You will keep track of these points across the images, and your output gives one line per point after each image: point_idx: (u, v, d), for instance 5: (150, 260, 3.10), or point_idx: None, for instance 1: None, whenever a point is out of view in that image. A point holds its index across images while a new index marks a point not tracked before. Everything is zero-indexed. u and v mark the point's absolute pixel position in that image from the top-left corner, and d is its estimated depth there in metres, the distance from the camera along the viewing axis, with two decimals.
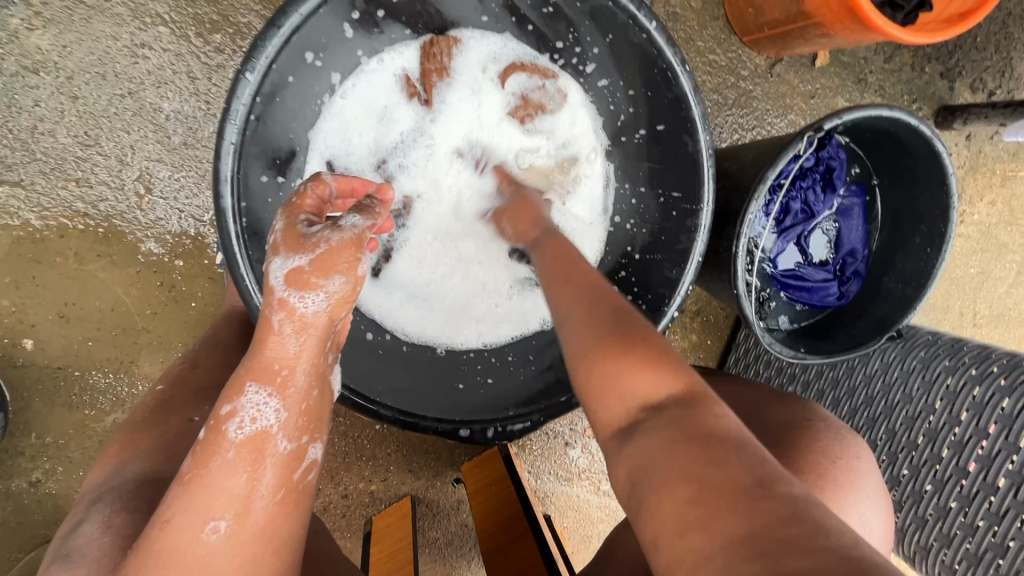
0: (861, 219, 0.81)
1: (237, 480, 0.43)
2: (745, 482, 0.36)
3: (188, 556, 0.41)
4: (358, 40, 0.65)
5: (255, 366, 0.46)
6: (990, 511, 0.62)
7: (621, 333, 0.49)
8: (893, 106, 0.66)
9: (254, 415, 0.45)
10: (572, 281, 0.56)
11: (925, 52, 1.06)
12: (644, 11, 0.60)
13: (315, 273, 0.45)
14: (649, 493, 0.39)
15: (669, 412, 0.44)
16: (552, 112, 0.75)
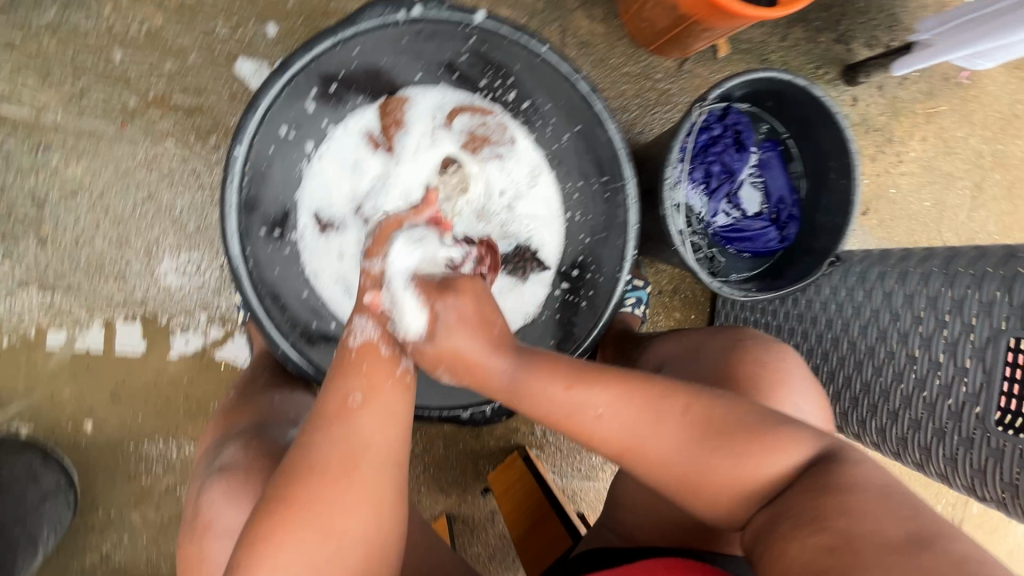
0: (781, 169, 0.91)
1: (368, 356, 0.57)
2: (891, 540, 0.45)
3: (343, 417, 0.53)
4: (321, 112, 0.80)
5: (360, 304, 0.61)
6: (941, 385, 0.66)
7: (705, 431, 0.55)
8: (764, 68, 0.78)
9: (362, 331, 0.59)
10: (623, 404, 0.57)
11: (816, 25, 1.20)
12: (534, 38, 0.74)
13: (377, 246, 0.63)
14: (782, 540, 0.49)
15: (790, 487, 0.52)
16: (496, 141, 0.90)
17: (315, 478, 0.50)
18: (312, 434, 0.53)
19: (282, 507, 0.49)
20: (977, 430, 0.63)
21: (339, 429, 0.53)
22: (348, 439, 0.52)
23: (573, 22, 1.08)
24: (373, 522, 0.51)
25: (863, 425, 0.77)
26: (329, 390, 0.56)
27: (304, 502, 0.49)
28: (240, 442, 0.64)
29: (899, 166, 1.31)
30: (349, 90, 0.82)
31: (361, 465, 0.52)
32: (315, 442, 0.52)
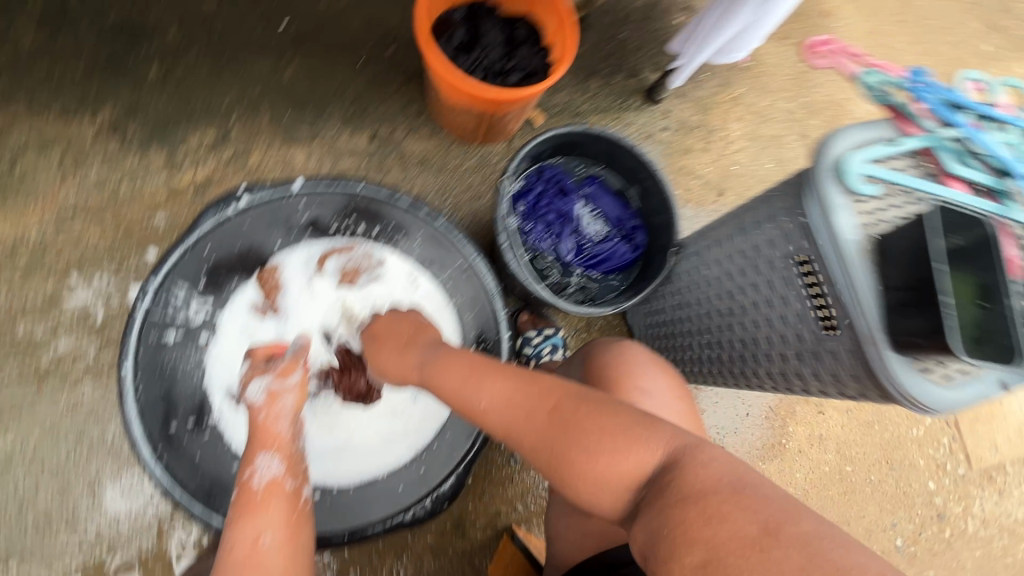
0: (611, 193, 1.05)
1: (266, 488, 0.70)
2: (749, 534, 0.52)
3: (251, 559, 0.62)
4: (203, 305, 0.93)
5: (262, 446, 0.73)
6: (779, 319, 0.75)
7: (579, 418, 0.66)
8: (545, 131, 0.93)
9: (265, 473, 0.71)
10: (514, 401, 0.70)
11: (607, 72, 1.43)
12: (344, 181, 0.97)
13: (282, 375, 0.80)
14: (667, 553, 0.56)
15: (651, 482, 0.61)
16: (368, 268, 1.02)
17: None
18: None
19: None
20: (814, 346, 0.70)
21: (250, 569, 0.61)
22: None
23: (407, 146, 1.25)
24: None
25: (757, 377, 0.85)
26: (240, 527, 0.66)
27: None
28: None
29: (732, 145, 1.50)
30: (222, 278, 0.95)
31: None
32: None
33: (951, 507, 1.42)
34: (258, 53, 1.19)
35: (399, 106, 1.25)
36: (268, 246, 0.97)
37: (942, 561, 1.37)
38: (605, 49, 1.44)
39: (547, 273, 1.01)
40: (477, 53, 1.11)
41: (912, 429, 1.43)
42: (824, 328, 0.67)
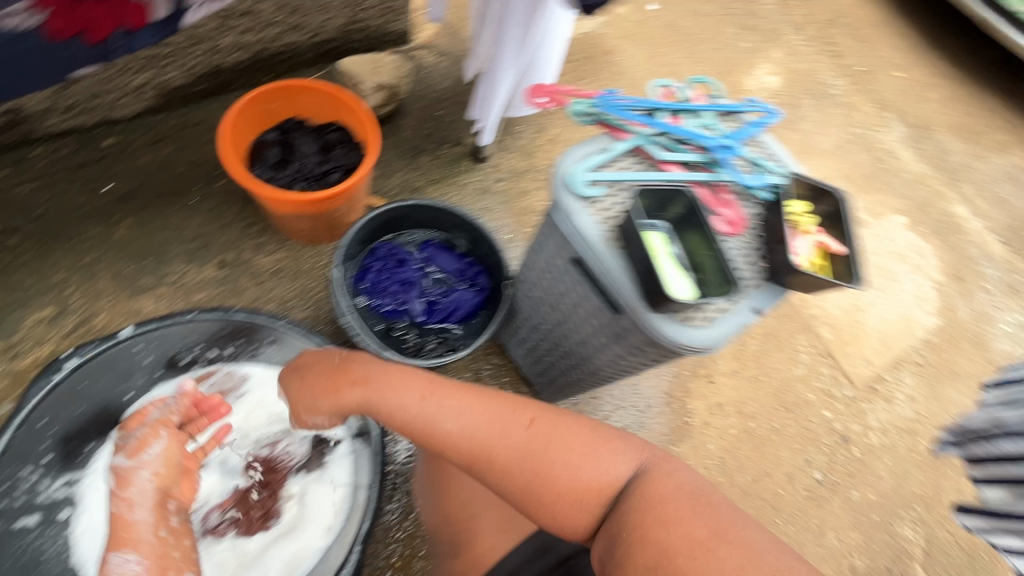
0: (447, 249, 1.14)
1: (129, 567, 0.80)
2: (700, 535, 0.67)
3: None
4: (63, 475, 1.01)
5: (115, 546, 0.83)
6: (587, 314, 0.86)
7: (558, 440, 0.76)
8: (361, 216, 1.02)
9: (121, 558, 0.81)
10: (495, 430, 0.78)
11: (434, 147, 1.59)
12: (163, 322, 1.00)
13: (134, 453, 0.91)
14: (625, 552, 0.69)
15: (619, 494, 0.74)
16: (231, 387, 1.05)
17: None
18: None
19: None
20: (618, 327, 0.81)
21: None
22: None
23: (257, 262, 1.30)
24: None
25: (604, 369, 0.95)
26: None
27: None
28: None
29: None
30: (75, 445, 1.02)
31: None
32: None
33: (851, 428, 1.55)
34: (87, 224, 1.25)
35: (240, 229, 1.31)
36: (114, 400, 1.04)
37: (860, 479, 1.49)
38: (425, 130, 1.60)
39: (405, 338, 1.07)
40: (294, 167, 1.22)
41: (795, 370, 1.58)
42: (612, 311, 0.80)
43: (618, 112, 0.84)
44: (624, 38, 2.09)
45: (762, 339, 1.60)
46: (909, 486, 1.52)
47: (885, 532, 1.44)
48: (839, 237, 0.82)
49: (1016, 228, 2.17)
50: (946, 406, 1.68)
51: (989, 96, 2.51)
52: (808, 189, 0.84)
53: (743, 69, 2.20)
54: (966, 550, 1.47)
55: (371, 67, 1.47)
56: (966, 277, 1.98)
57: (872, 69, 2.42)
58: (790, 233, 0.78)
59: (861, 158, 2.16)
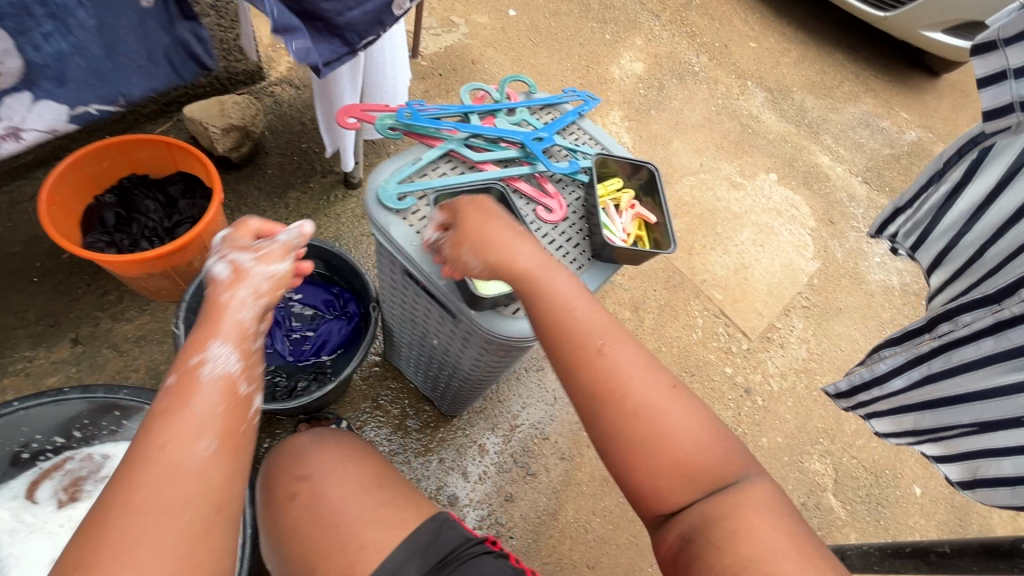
0: (308, 283, 1.11)
1: (204, 386, 0.60)
2: (797, 534, 0.59)
3: (186, 467, 0.54)
4: None
5: (213, 332, 0.65)
6: (437, 323, 0.86)
7: (693, 414, 0.65)
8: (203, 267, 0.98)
9: (218, 359, 0.63)
10: (641, 368, 0.65)
11: (302, 180, 1.56)
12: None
13: (260, 258, 0.75)
14: (722, 532, 0.59)
15: (730, 489, 0.63)
16: (92, 472, 0.96)
17: (118, 545, 0.50)
18: (141, 478, 0.53)
19: (79, 563, 0.49)
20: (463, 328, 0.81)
21: (184, 485, 0.53)
22: (187, 484, 0.54)
23: (116, 332, 1.21)
24: (177, 555, 0.51)
25: (475, 374, 0.94)
26: (152, 422, 0.57)
27: (111, 540, 0.50)
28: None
29: None
30: None
31: (203, 518, 0.54)
32: (122, 496, 0.52)
33: (752, 379, 1.64)
34: None
35: (95, 299, 1.23)
36: None
37: (767, 426, 1.57)
38: (291, 164, 1.57)
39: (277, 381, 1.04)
40: (136, 227, 1.16)
41: (692, 336, 1.66)
42: (450, 317, 0.81)
43: (425, 121, 0.84)
44: (487, 47, 2.13)
45: (657, 312, 1.67)
46: (812, 422, 1.62)
47: (796, 470, 1.53)
48: (653, 205, 0.88)
49: (874, 167, 2.38)
50: (835, 341, 1.81)
51: (834, 53, 2.75)
52: (621, 167, 0.88)
53: (608, 59, 2.30)
54: (870, 470, 1.58)
55: (216, 111, 1.43)
56: (837, 220, 2.14)
57: (727, 43, 2.59)
58: (625, 211, 0.86)
59: (729, 126, 2.30)
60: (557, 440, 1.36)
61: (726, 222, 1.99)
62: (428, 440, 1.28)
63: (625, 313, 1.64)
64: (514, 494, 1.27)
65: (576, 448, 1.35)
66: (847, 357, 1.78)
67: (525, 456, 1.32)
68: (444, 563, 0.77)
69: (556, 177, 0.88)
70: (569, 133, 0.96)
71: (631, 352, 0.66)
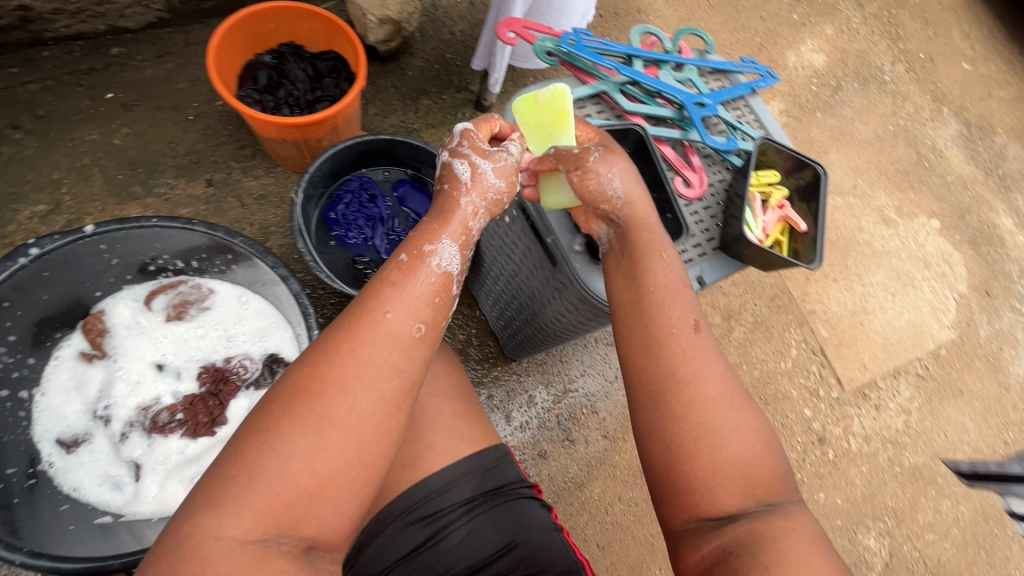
0: (417, 190, 1.13)
1: (423, 275, 0.65)
2: (828, 562, 0.57)
3: (402, 347, 0.61)
4: (34, 349, 0.95)
5: (441, 223, 0.68)
6: (533, 265, 0.87)
7: (759, 425, 0.64)
8: (333, 144, 1.00)
9: (443, 254, 0.66)
10: (717, 363, 0.65)
11: (436, 91, 1.55)
12: (141, 217, 0.94)
13: (487, 155, 0.71)
14: (755, 539, 0.58)
15: (780, 508, 0.61)
16: (197, 299, 1.06)
17: (327, 388, 0.57)
18: (363, 349, 0.59)
19: (292, 391, 0.57)
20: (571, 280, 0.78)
21: (383, 361, 0.59)
22: (385, 365, 0.59)
23: (243, 186, 1.31)
24: (362, 412, 0.57)
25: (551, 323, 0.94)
26: (376, 291, 0.63)
27: (324, 376, 0.57)
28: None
29: None
30: (55, 323, 0.98)
31: (400, 393, 0.60)
32: (338, 347, 0.59)
33: (830, 430, 1.49)
34: (85, 126, 1.28)
35: (232, 150, 1.33)
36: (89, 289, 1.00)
37: (829, 482, 1.44)
38: (431, 72, 1.57)
39: (367, 272, 1.08)
40: (282, 92, 1.23)
41: (780, 364, 1.52)
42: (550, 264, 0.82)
43: (587, 53, 0.78)
44: None
45: (750, 328, 1.54)
46: (881, 497, 1.46)
47: (845, 539, 1.40)
48: (805, 212, 0.77)
49: None
50: (941, 424, 1.59)
51: None
52: (783, 159, 0.77)
53: (787, 44, 2.04)
54: (930, 569, 1.42)
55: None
56: (995, 293, 1.83)
57: (933, 57, 2.20)
58: (766, 211, 0.76)
59: (902, 152, 1.99)
60: (604, 417, 1.32)
61: (860, 257, 1.76)
62: (484, 373, 1.30)
63: (715, 318, 1.52)
64: (548, 453, 1.27)
65: (622, 432, 1.31)
66: (948, 445, 1.57)
67: (569, 422, 1.30)
68: (496, 492, 0.75)
69: (705, 151, 0.80)
70: (734, 107, 0.86)
71: (700, 341, 0.65)
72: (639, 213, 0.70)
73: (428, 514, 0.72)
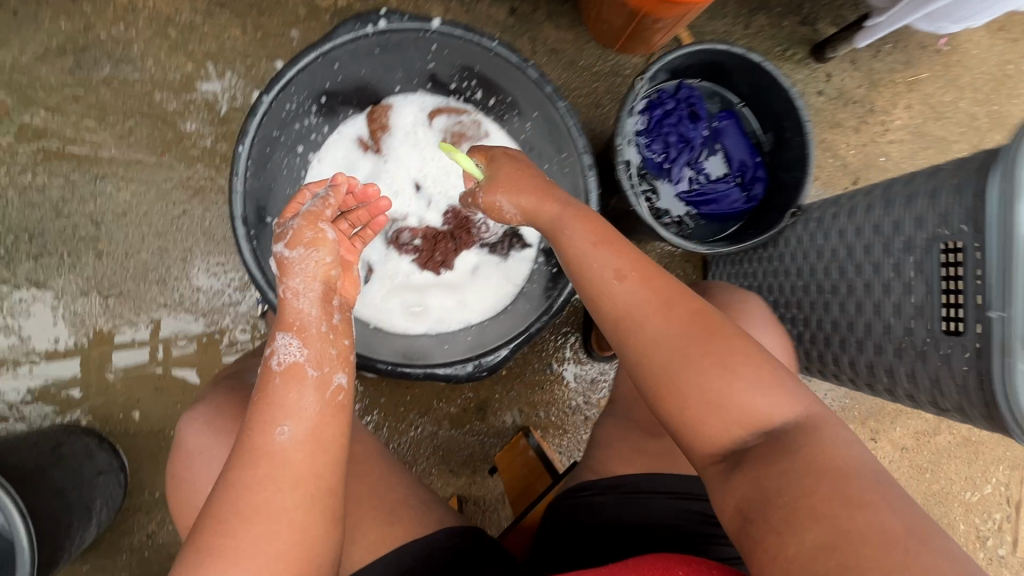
0: (738, 130, 0.97)
1: (268, 377, 0.62)
2: (853, 493, 0.49)
3: (271, 454, 0.57)
4: (330, 114, 0.93)
5: (282, 324, 0.66)
6: (903, 317, 0.72)
7: (750, 351, 0.60)
8: (701, 43, 0.84)
9: (285, 350, 0.63)
10: (663, 304, 0.63)
11: (778, 11, 1.26)
12: (486, 37, 0.88)
13: (293, 243, 0.67)
14: (771, 491, 0.53)
15: (794, 442, 0.55)
16: (473, 135, 1.00)
17: (239, 498, 0.55)
18: (239, 480, 0.56)
19: (206, 529, 0.55)
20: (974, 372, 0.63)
21: (274, 461, 0.57)
22: (276, 464, 0.57)
23: (542, 31, 1.19)
24: (292, 500, 0.56)
25: (871, 371, 0.78)
26: (262, 414, 0.60)
27: (217, 524, 0.54)
28: (219, 385, 0.76)
29: (885, 135, 1.31)
30: (361, 95, 0.95)
31: (307, 469, 0.58)
32: (218, 510, 0.55)
33: None
34: None
35: None
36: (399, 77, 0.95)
37: None
38: None
39: (650, 195, 0.94)
40: None
41: (964, 493, 1.32)
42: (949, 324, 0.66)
43: None
44: None
45: (957, 442, 1.32)
46: None
47: None
48: None
49: None
50: None
51: None
52: None
53: None
54: None
55: None
56: None
57: None
58: None
59: None
60: None
61: None
62: None
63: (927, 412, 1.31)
64: None
65: None
66: None
67: None
68: None
69: None
70: None
71: (647, 300, 0.64)
72: (529, 207, 0.77)
73: (696, 507, 0.66)
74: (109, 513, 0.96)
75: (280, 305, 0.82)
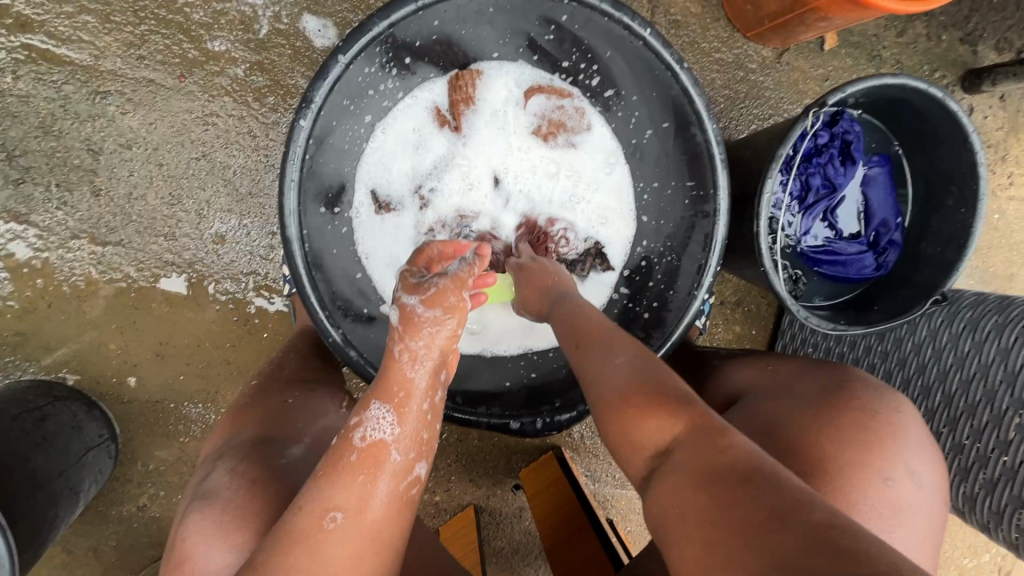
0: (887, 183, 0.82)
1: (342, 448, 0.50)
2: (727, 491, 0.39)
3: (320, 542, 0.45)
4: (411, 74, 0.75)
5: (381, 390, 0.53)
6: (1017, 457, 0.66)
7: (645, 369, 0.52)
8: (895, 76, 0.67)
9: (376, 426, 0.51)
10: (578, 334, 0.59)
11: (939, 20, 1.04)
12: (638, 20, 0.65)
13: (431, 301, 0.55)
14: (666, 511, 0.43)
15: (685, 446, 0.45)
16: (572, 128, 0.80)
17: None
18: (273, 567, 0.44)
19: None
20: None
21: (326, 561, 0.45)
22: (325, 561, 0.45)
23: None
24: None
25: (999, 518, 0.68)
26: (315, 486, 0.48)
27: None
28: (227, 461, 0.58)
29: (1007, 189, 1.12)
30: (451, 53, 0.76)
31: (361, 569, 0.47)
32: None
33: None
34: None
35: None
36: (500, 40, 0.76)
37: None
38: None
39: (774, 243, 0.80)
40: None
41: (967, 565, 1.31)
42: None
43: None
44: None
45: None
46: None
47: None
48: None
49: None
50: None
51: None
52: None
53: None
54: None
55: None
56: None
57: None
58: None
59: None
60: None
61: None
62: None
63: None
64: None
65: None
66: None
67: None
68: None
69: None
70: None
71: (569, 334, 0.60)
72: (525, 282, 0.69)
73: None
74: (97, 489, 0.85)
75: (324, 322, 0.68)
